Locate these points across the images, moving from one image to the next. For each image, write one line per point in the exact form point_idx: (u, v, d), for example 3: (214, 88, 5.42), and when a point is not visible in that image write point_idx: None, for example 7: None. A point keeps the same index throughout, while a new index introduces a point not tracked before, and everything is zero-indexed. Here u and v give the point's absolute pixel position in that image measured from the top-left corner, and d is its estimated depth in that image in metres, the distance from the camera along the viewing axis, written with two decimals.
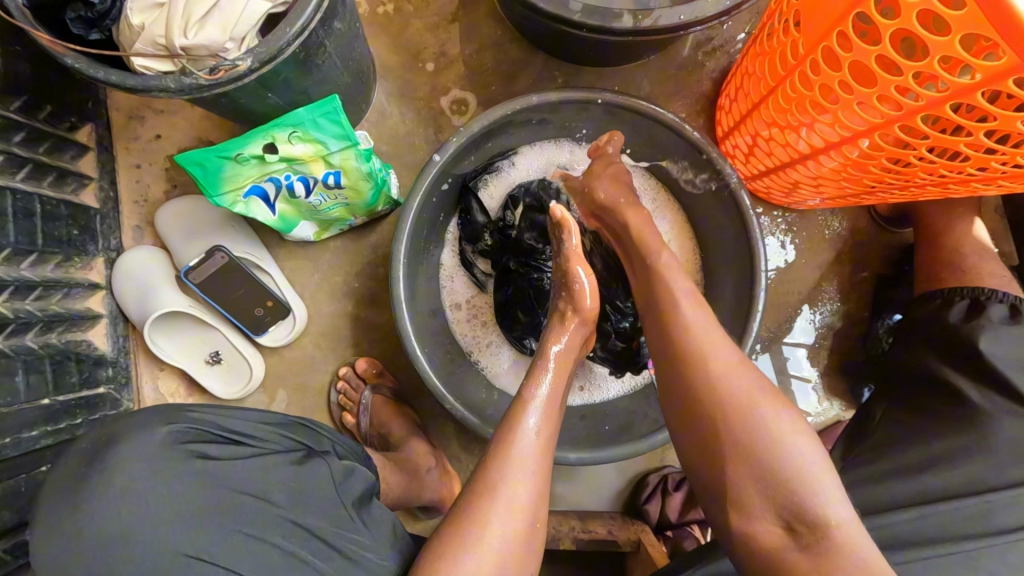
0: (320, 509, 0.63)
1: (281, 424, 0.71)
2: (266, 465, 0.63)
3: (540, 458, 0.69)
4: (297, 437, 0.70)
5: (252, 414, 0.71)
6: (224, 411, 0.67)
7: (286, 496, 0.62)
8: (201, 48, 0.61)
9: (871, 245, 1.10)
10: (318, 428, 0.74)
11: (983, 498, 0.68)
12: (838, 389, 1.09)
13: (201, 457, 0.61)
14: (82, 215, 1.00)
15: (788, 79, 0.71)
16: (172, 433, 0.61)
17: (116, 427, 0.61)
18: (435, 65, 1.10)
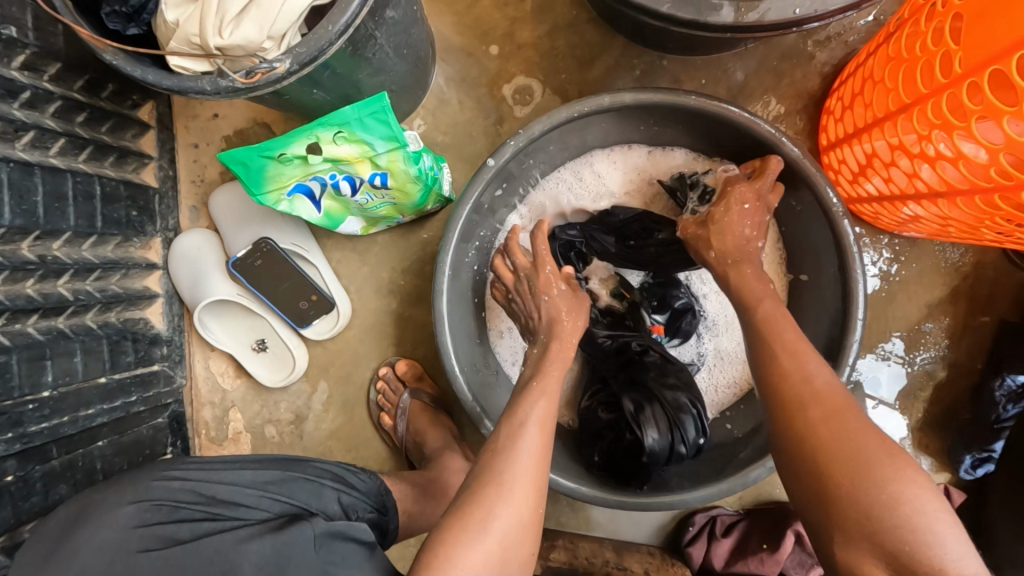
0: (298, 561, 0.57)
1: (269, 484, 0.70)
2: (238, 534, 0.60)
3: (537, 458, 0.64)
4: (285, 501, 0.69)
5: (244, 473, 0.71)
6: (207, 477, 0.68)
7: (254, 565, 0.57)
8: (237, 48, 0.55)
9: (998, 284, 0.92)
10: (311, 484, 0.73)
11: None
12: (932, 447, 0.95)
13: (162, 541, 0.60)
14: (141, 195, 1.00)
15: (929, 100, 0.57)
16: (136, 511, 0.61)
17: (87, 505, 0.62)
18: (500, 48, 1.00)
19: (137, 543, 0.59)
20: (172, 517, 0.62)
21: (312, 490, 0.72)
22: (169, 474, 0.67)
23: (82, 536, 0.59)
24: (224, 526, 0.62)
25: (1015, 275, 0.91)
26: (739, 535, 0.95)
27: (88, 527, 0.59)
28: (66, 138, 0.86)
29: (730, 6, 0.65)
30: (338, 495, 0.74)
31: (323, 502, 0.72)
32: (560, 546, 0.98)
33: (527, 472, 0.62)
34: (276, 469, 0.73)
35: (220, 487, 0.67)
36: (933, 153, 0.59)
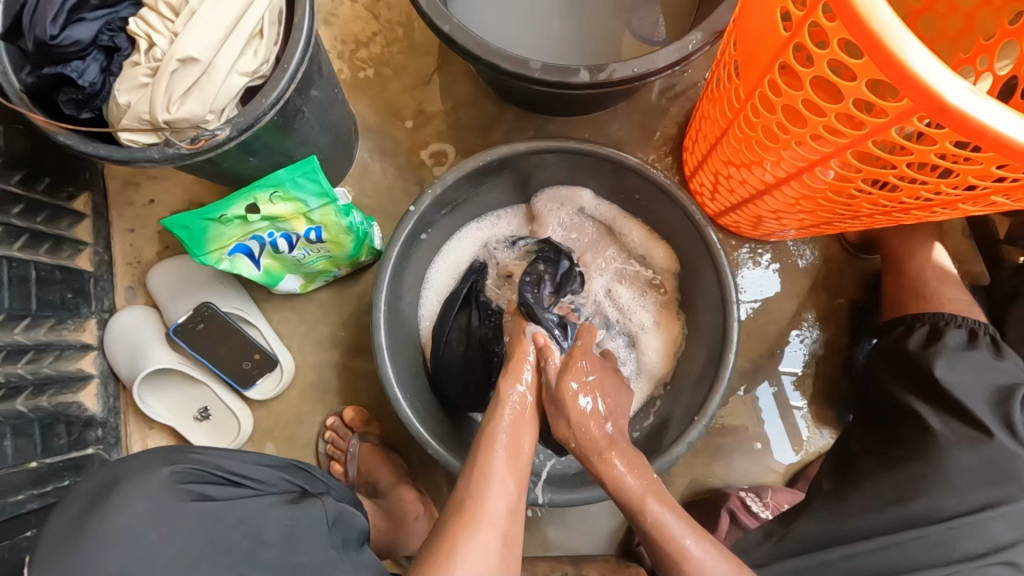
0: (314, 542, 0.64)
1: (280, 467, 0.76)
2: (264, 502, 0.66)
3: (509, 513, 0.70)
4: (289, 480, 0.74)
5: (251, 457, 0.75)
6: (224, 455, 0.71)
7: (278, 534, 0.63)
8: (182, 120, 0.66)
9: (845, 272, 1.12)
10: (312, 472, 0.79)
11: (946, 526, 0.68)
12: (828, 416, 1.09)
13: (201, 497, 0.63)
14: (76, 279, 1.03)
15: (736, 121, 0.75)
16: (173, 473, 0.64)
17: (118, 470, 0.63)
18: (414, 122, 1.16)
19: (183, 494, 0.62)
20: (201, 479, 0.66)
21: (308, 477, 0.77)
22: (194, 452, 0.70)
23: (118, 499, 0.59)
24: (247, 492, 0.67)
25: (853, 262, 1.12)
26: None
27: (129, 481, 0.61)
28: (3, 227, 0.90)
29: (586, 69, 0.84)
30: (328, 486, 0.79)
31: (319, 488, 0.77)
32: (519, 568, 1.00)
33: (506, 487, 0.72)
34: (279, 459, 0.78)
35: (233, 462, 0.71)
36: (752, 161, 0.77)
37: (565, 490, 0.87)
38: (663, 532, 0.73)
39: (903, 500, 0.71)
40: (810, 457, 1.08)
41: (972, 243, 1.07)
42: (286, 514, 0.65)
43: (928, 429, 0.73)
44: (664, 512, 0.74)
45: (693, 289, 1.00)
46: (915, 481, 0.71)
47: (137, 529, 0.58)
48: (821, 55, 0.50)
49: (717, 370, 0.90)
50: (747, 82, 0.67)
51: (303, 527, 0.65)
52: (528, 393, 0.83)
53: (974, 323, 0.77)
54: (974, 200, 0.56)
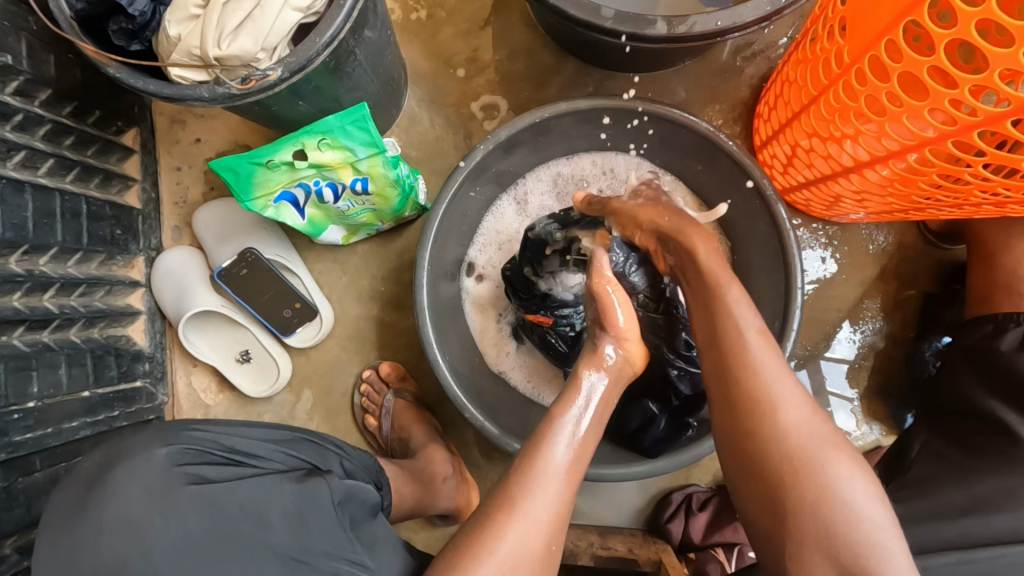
0: (318, 528, 0.61)
1: (289, 440, 0.73)
2: (267, 482, 0.63)
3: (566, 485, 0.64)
4: (296, 455, 0.71)
5: (259, 431, 0.72)
6: (226, 430, 0.69)
7: (284, 518, 0.61)
8: (233, 58, 0.62)
9: (920, 262, 1.03)
10: (321, 444, 0.76)
11: None
12: (880, 413, 1.03)
13: (199, 481, 0.60)
14: (125, 215, 1.04)
15: (831, 88, 0.67)
16: (171, 454, 0.61)
17: (117, 451, 0.61)
18: (466, 70, 1.10)
19: (180, 478, 0.59)
20: (201, 459, 0.63)
21: (317, 451, 0.74)
22: (196, 427, 0.67)
23: (113, 485, 0.57)
24: (249, 473, 0.64)
25: (930, 252, 1.03)
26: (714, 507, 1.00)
27: (125, 464, 0.59)
28: (55, 159, 0.89)
29: (663, 20, 0.76)
30: (340, 459, 0.77)
31: (329, 463, 0.74)
32: None
33: (561, 488, 0.63)
34: (286, 431, 0.75)
35: (237, 439, 0.68)
36: (841, 134, 0.69)
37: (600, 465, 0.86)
38: (810, 468, 0.60)
39: (978, 512, 0.66)
40: (855, 453, 1.04)
41: None
42: (291, 497, 0.62)
43: (1015, 439, 0.66)
44: (774, 371, 0.63)
45: (753, 270, 0.94)
46: (996, 497, 0.65)
47: (132, 515, 0.56)
48: (970, 13, 0.43)
49: None
50: (858, 42, 0.59)
51: (306, 514, 0.62)
52: (605, 378, 0.73)
53: None
54: None
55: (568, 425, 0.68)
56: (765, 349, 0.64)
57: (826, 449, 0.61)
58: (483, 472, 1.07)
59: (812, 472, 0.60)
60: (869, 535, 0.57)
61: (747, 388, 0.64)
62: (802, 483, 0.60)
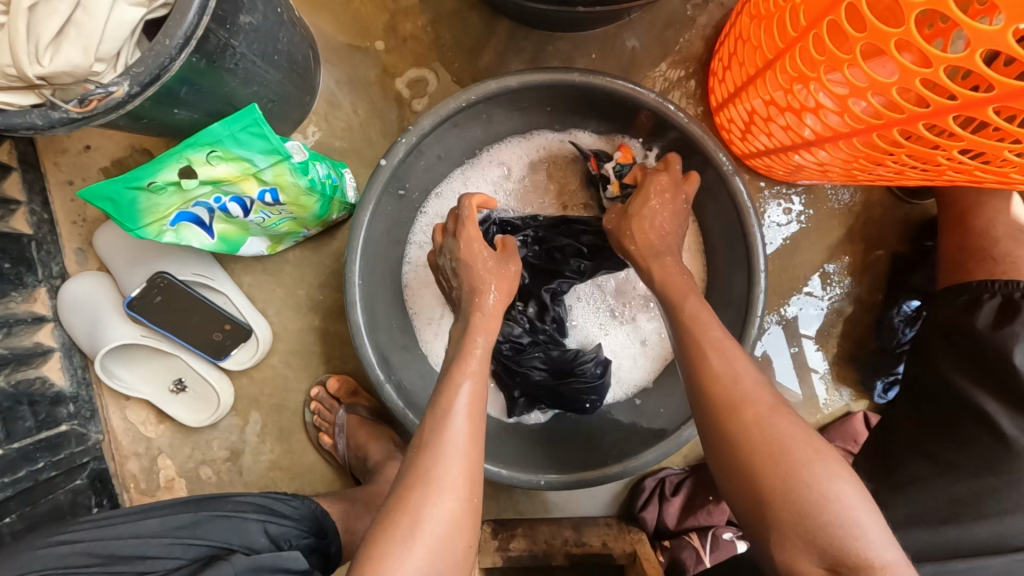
0: None
1: (192, 524, 0.68)
2: None
3: (468, 476, 0.60)
4: (200, 543, 0.66)
5: (156, 521, 0.68)
6: (115, 531, 0.66)
7: None
8: (63, 75, 0.50)
9: (887, 219, 0.98)
10: (235, 516, 0.70)
11: (1013, 556, 0.62)
12: (850, 378, 1.01)
13: None
14: (13, 245, 0.91)
15: (788, 54, 0.58)
16: None
17: None
18: (386, 43, 0.97)
19: None
20: None
21: (231, 526, 0.69)
22: (65, 535, 0.65)
23: None
24: None
25: (899, 208, 0.97)
26: (687, 490, 0.98)
27: None
28: None
29: None
30: (262, 527, 0.71)
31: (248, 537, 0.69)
32: (518, 535, 0.98)
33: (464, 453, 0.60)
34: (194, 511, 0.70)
35: (122, 542, 0.65)
36: (801, 105, 0.61)
37: (565, 472, 0.82)
38: (787, 461, 0.56)
39: (958, 520, 0.65)
40: (826, 420, 1.01)
41: None
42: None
43: (1001, 437, 0.65)
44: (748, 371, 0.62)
45: (715, 249, 0.87)
46: (978, 500, 0.65)
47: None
48: None
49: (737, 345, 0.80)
50: (816, 5, 0.50)
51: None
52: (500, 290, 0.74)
53: None
54: None
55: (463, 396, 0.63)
56: (751, 374, 0.62)
57: (812, 449, 0.57)
58: None
59: (779, 463, 0.56)
60: (838, 519, 0.53)
61: (740, 433, 0.59)
62: (778, 483, 0.55)
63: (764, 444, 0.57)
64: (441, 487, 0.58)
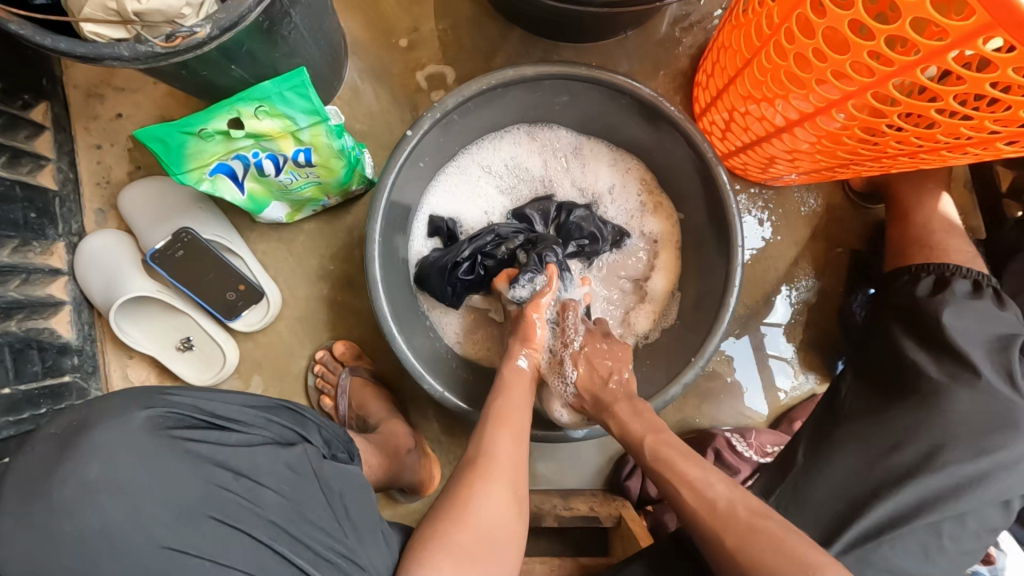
0: (311, 506, 0.62)
1: (269, 408, 0.69)
2: (261, 454, 0.62)
3: (509, 470, 0.72)
4: (279, 423, 0.67)
5: (238, 397, 0.68)
6: (204, 395, 0.64)
7: (277, 498, 0.61)
8: (155, 13, 0.58)
9: (845, 221, 1.11)
10: (305, 413, 0.72)
11: (943, 470, 0.72)
12: (816, 363, 1.11)
13: (184, 444, 0.58)
14: (40, 197, 0.95)
15: (762, 50, 0.70)
16: (152, 417, 0.58)
17: (87, 415, 0.56)
18: (408, 41, 1.07)
19: (163, 444, 0.56)
20: (181, 426, 0.60)
21: (298, 419, 0.70)
22: (168, 392, 0.62)
23: (88, 445, 0.53)
24: (234, 442, 0.61)
25: (856, 212, 1.11)
26: None
27: (101, 426, 0.55)
28: None
29: None
30: (320, 428, 0.72)
31: (310, 433, 0.69)
32: None
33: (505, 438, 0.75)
34: (265, 398, 0.71)
35: (219, 405, 0.64)
36: (772, 94, 0.73)
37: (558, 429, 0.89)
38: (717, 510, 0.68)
39: (901, 446, 0.74)
40: (794, 403, 1.11)
41: (973, 197, 1.07)
42: (283, 468, 0.62)
43: (930, 379, 0.75)
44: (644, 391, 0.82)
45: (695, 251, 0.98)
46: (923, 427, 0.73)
47: (116, 476, 0.53)
48: None
49: (716, 316, 0.88)
50: (785, 5, 0.62)
51: (298, 492, 0.62)
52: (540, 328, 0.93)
53: (979, 276, 0.79)
54: (980, 144, 0.57)
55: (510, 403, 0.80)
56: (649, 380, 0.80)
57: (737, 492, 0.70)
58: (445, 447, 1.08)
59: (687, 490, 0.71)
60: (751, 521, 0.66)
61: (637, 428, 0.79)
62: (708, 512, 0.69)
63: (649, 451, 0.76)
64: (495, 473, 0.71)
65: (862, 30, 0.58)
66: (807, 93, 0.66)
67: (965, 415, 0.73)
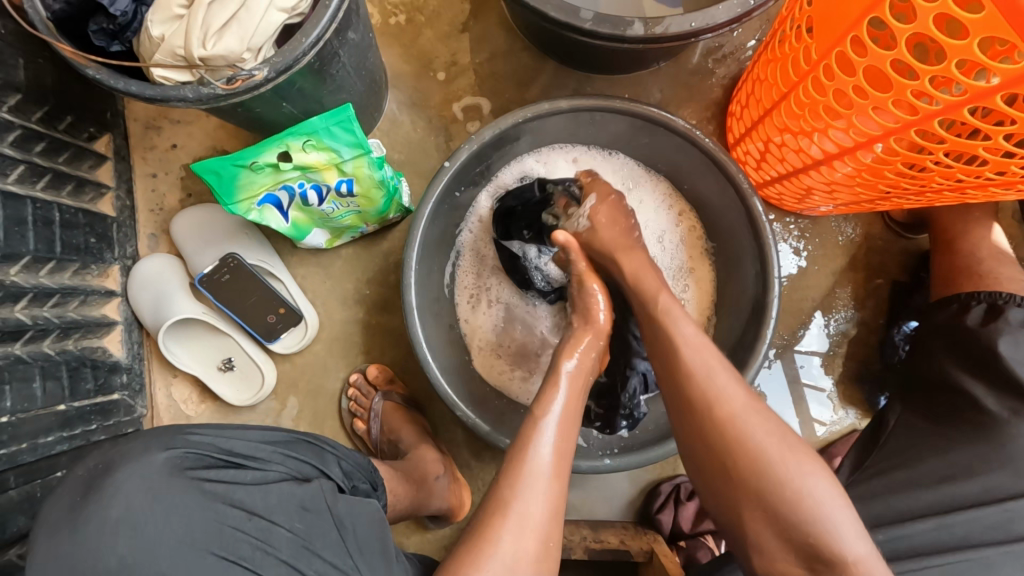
0: (322, 541, 0.62)
1: (286, 442, 0.71)
2: (276, 490, 0.63)
3: (548, 517, 0.66)
4: (297, 458, 0.69)
5: (258, 432, 0.70)
6: (222, 432, 0.66)
7: (288, 537, 0.61)
8: (219, 58, 0.62)
9: (886, 250, 1.09)
10: (323, 445, 0.75)
11: (1002, 507, 0.67)
12: (856, 397, 1.08)
13: (202, 481, 0.60)
14: (100, 223, 1.01)
15: (800, 85, 0.70)
16: (171, 458, 0.60)
17: (113, 456, 0.60)
18: (446, 74, 1.11)
19: (181, 484, 0.59)
20: (200, 464, 0.62)
21: (316, 453, 0.73)
22: (191, 430, 0.65)
23: (112, 487, 0.57)
24: (250, 478, 0.63)
25: (897, 241, 1.08)
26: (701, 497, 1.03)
27: (123, 469, 0.58)
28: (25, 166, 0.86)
29: (641, 22, 0.81)
30: (338, 461, 0.75)
31: (327, 466, 0.72)
32: None
33: (549, 487, 0.67)
34: (285, 432, 0.73)
35: (238, 441, 0.66)
36: (809, 128, 0.73)
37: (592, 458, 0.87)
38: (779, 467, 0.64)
39: (953, 481, 0.70)
40: (833, 438, 1.07)
41: (1022, 227, 1.03)
42: (295, 506, 0.63)
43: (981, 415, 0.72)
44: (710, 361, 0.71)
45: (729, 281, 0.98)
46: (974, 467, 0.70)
47: (136, 516, 0.56)
48: (928, 10, 0.47)
49: (751, 348, 0.87)
50: (823, 41, 0.62)
51: (310, 530, 0.62)
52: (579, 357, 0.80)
53: None
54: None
55: (549, 421, 0.73)
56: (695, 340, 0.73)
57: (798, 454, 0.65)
58: (474, 472, 1.08)
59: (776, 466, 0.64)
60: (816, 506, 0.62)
61: (689, 387, 0.70)
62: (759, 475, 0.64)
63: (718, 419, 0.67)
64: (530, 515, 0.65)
65: (903, 68, 0.58)
66: (846, 128, 0.66)
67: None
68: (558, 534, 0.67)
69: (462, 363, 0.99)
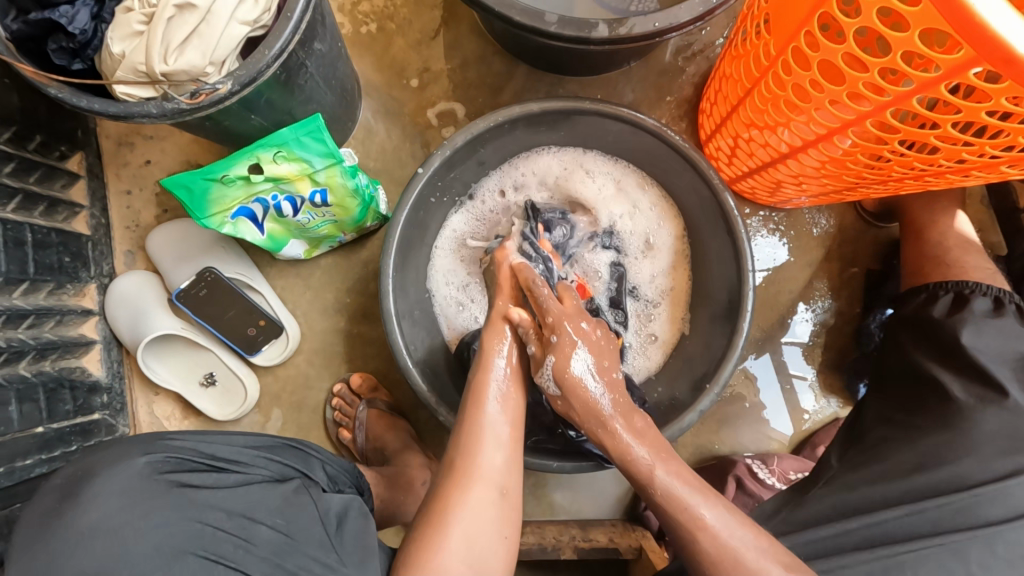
0: (306, 537, 0.61)
1: (269, 448, 0.72)
2: (256, 489, 0.63)
3: (502, 481, 0.70)
4: (280, 462, 0.70)
5: (238, 438, 0.71)
6: (203, 438, 0.67)
7: (270, 532, 0.60)
8: (181, 73, 0.62)
9: (859, 240, 1.10)
10: (307, 449, 0.75)
11: (971, 492, 0.68)
12: (836, 386, 1.09)
13: (182, 484, 0.60)
14: (74, 242, 1.00)
15: (762, 80, 0.71)
16: (150, 462, 0.60)
17: (89, 465, 0.60)
18: (419, 81, 1.12)
19: (161, 485, 0.59)
20: (182, 467, 0.62)
21: (299, 456, 0.73)
22: (171, 437, 0.65)
23: (89, 493, 0.56)
24: (231, 480, 0.63)
25: (870, 231, 1.10)
26: None
27: (100, 476, 0.58)
28: None
29: (606, 24, 0.82)
30: (323, 465, 0.75)
31: (312, 469, 0.73)
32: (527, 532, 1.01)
33: (500, 438, 0.72)
34: (268, 439, 0.73)
35: (219, 446, 0.67)
36: (773, 122, 0.74)
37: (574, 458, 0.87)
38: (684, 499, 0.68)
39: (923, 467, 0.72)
40: (815, 428, 1.09)
41: (990, 213, 1.05)
42: (277, 502, 0.63)
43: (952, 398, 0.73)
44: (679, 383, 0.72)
45: (703, 272, 0.99)
46: (946, 452, 0.71)
47: (110, 521, 0.55)
48: (873, 4, 0.48)
49: (728, 342, 0.88)
50: (781, 37, 0.64)
51: (292, 525, 0.62)
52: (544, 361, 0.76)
53: (999, 291, 0.77)
54: (984, 168, 0.58)
55: (494, 386, 0.76)
56: None
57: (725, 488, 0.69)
58: None
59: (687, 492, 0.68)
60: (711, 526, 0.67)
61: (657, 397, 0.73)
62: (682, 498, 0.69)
63: (624, 461, 0.73)
64: (484, 482, 0.69)
65: (857, 61, 0.59)
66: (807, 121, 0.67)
67: (999, 430, 0.70)
68: (516, 486, 0.71)
69: (444, 368, 0.99)
